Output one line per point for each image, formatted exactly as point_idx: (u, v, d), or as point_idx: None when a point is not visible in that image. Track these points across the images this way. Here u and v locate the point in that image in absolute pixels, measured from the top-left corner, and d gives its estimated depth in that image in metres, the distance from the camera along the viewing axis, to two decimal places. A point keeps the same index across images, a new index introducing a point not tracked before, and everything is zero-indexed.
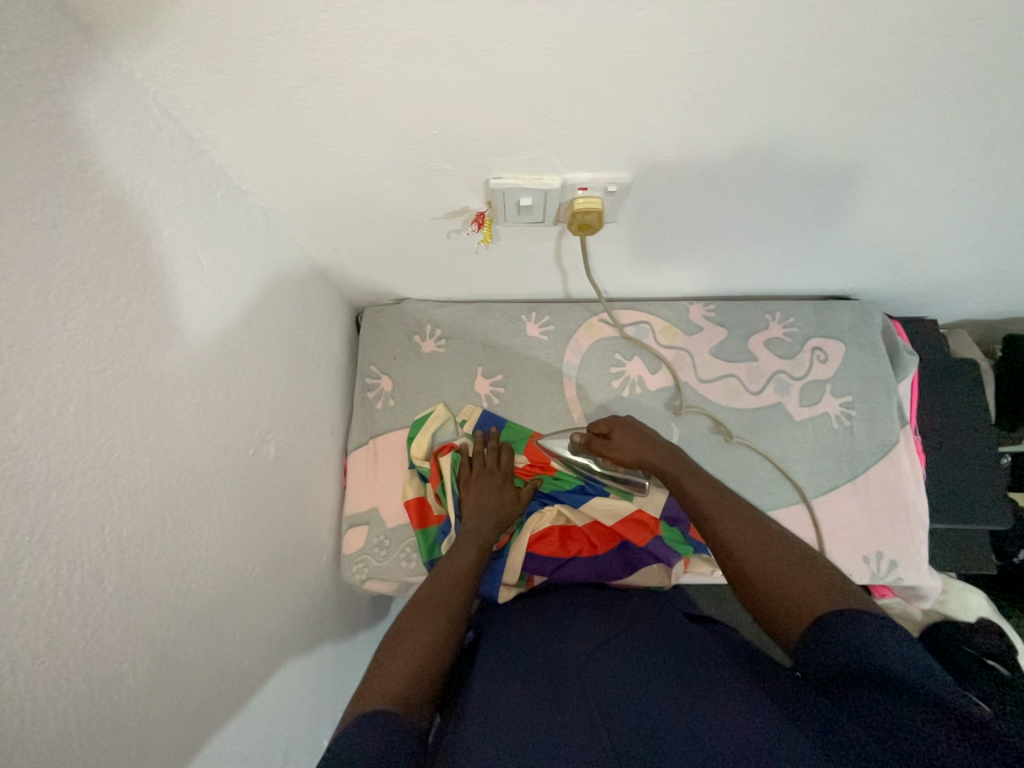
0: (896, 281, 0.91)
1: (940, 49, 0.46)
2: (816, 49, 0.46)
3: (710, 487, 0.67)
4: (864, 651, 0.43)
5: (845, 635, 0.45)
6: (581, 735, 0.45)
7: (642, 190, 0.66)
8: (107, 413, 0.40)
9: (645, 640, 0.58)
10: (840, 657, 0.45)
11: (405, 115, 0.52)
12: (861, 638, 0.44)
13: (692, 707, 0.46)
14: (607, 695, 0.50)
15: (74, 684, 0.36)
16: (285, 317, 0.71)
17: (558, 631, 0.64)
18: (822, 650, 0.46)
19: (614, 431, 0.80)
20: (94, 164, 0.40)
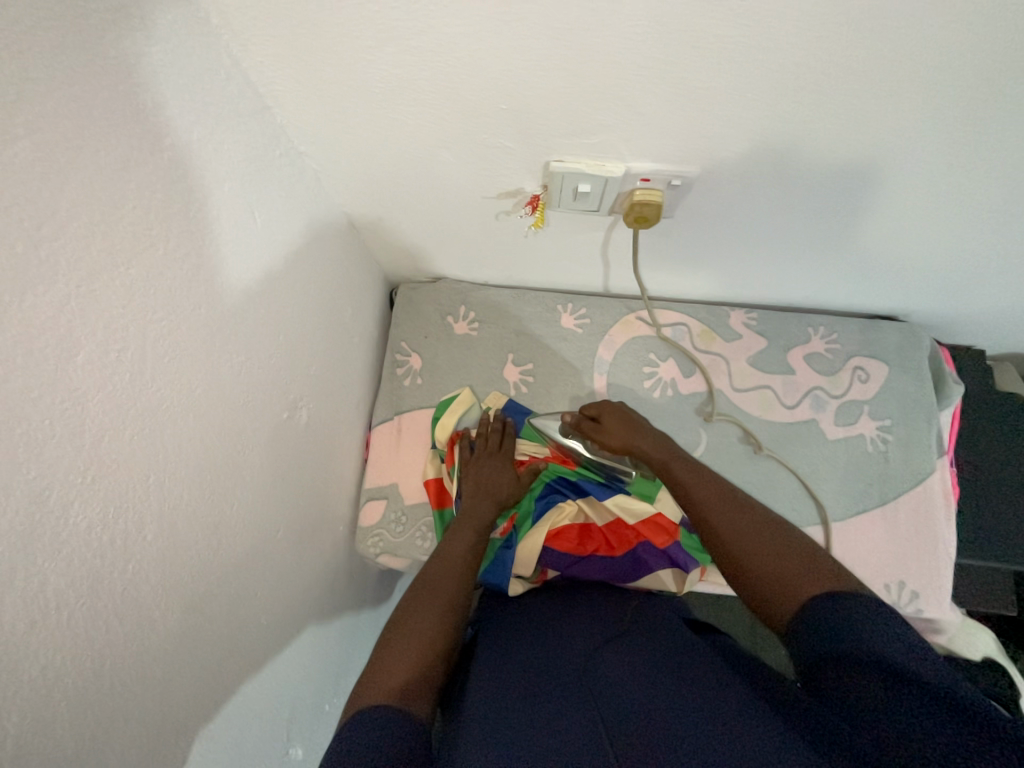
0: (951, 306, 0.87)
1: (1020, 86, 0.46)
2: (917, 51, 0.43)
3: (698, 475, 0.66)
4: (859, 641, 0.43)
5: (837, 623, 0.45)
6: (583, 733, 0.44)
7: (704, 187, 0.64)
8: (159, 361, 0.40)
9: (653, 641, 0.57)
10: (833, 645, 0.44)
11: (474, 87, 0.50)
12: (858, 630, 0.43)
13: (705, 703, 0.46)
14: (614, 693, 0.49)
15: (110, 627, 0.37)
16: (326, 284, 0.71)
17: (560, 629, 0.62)
18: (811, 639, 0.46)
19: (604, 416, 0.79)
20: (166, 109, 0.40)
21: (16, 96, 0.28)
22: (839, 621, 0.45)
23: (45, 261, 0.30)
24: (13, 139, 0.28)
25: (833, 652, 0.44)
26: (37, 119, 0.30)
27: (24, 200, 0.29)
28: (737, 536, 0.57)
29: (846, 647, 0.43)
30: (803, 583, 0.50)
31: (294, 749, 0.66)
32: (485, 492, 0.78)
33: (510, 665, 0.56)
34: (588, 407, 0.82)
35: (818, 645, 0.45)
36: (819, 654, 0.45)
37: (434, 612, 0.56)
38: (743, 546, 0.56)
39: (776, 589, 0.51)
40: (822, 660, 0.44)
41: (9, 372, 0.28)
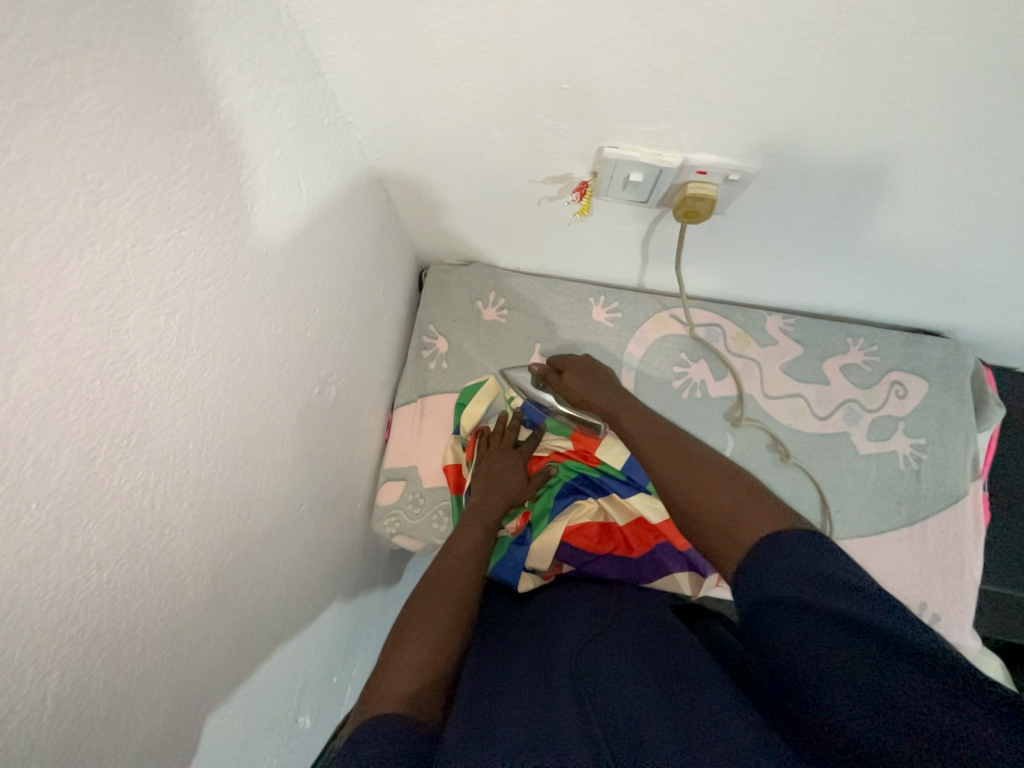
0: (1000, 325, 0.84)
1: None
2: (1017, 46, 0.40)
3: (650, 424, 0.64)
4: (810, 585, 0.40)
5: (777, 562, 0.42)
6: (574, 715, 0.40)
7: (762, 183, 0.61)
8: (203, 328, 0.39)
9: (632, 634, 0.55)
10: (794, 591, 0.40)
11: (537, 63, 0.49)
12: (818, 576, 0.40)
13: (699, 697, 0.42)
14: (599, 684, 0.45)
15: (144, 591, 0.37)
16: (362, 260, 0.70)
17: (551, 627, 0.59)
18: (756, 584, 0.43)
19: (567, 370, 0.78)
20: (226, 69, 0.39)
21: (85, 42, 0.27)
22: (790, 560, 0.42)
23: (105, 216, 0.29)
24: (81, 87, 0.27)
25: (781, 596, 0.41)
26: (105, 69, 0.29)
27: (87, 153, 0.28)
28: (685, 484, 0.55)
29: (792, 590, 0.40)
30: (748, 524, 0.47)
31: (302, 718, 0.67)
32: (497, 491, 0.76)
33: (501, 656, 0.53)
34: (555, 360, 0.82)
35: (775, 591, 0.41)
36: (764, 597, 0.42)
37: (440, 619, 0.54)
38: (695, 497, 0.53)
39: (722, 531, 0.49)
40: (768, 603, 0.41)
41: (65, 330, 0.28)
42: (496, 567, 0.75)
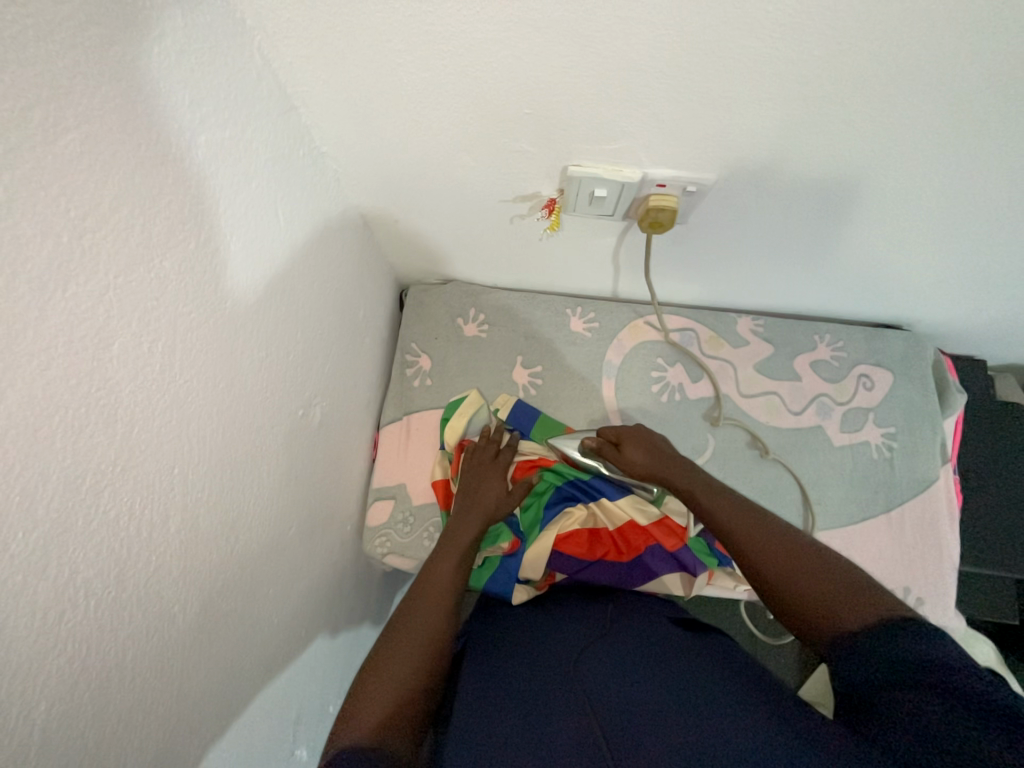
0: (954, 316, 0.89)
1: (985, 102, 0.49)
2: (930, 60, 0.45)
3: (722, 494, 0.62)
4: (914, 666, 0.38)
5: (875, 649, 0.41)
6: (572, 722, 0.44)
7: (719, 193, 0.65)
8: (187, 354, 0.40)
9: (629, 637, 0.56)
10: (878, 672, 0.40)
11: (500, 91, 0.52)
12: (894, 650, 0.40)
13: (695, 701, 0.44)
14: (598, 688, 0.48)
15: (133, 619, 0.37)
16: (342, 283, 0.71)
17: (550, 628, 0.62)
18: (851, 658, 0.42)
19: (625, 443, 0.75)
20: (203, 107, 0.41)
21: (69, 88, 0.29)
22: (887, 644, 0.40)
23: (88, 249, 0.31)
24: (65, 128, 0.29)
25: (882, 675, 0.39)
26: (87, 112, 0.30)
27: (70, 190, 0.29)
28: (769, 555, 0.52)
29: (869, 669, 0.40)
30: (846, 607, 0.45)
31: (299, 750, 0.65)
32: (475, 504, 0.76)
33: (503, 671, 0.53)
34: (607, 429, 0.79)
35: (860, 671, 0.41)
36: (863, 678, 0.40)
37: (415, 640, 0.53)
38: (783, 570, 0.50)
39: (814, 608, 0.46)
40: (866, 686, 0.40)
41: (50, 359, 0.29)
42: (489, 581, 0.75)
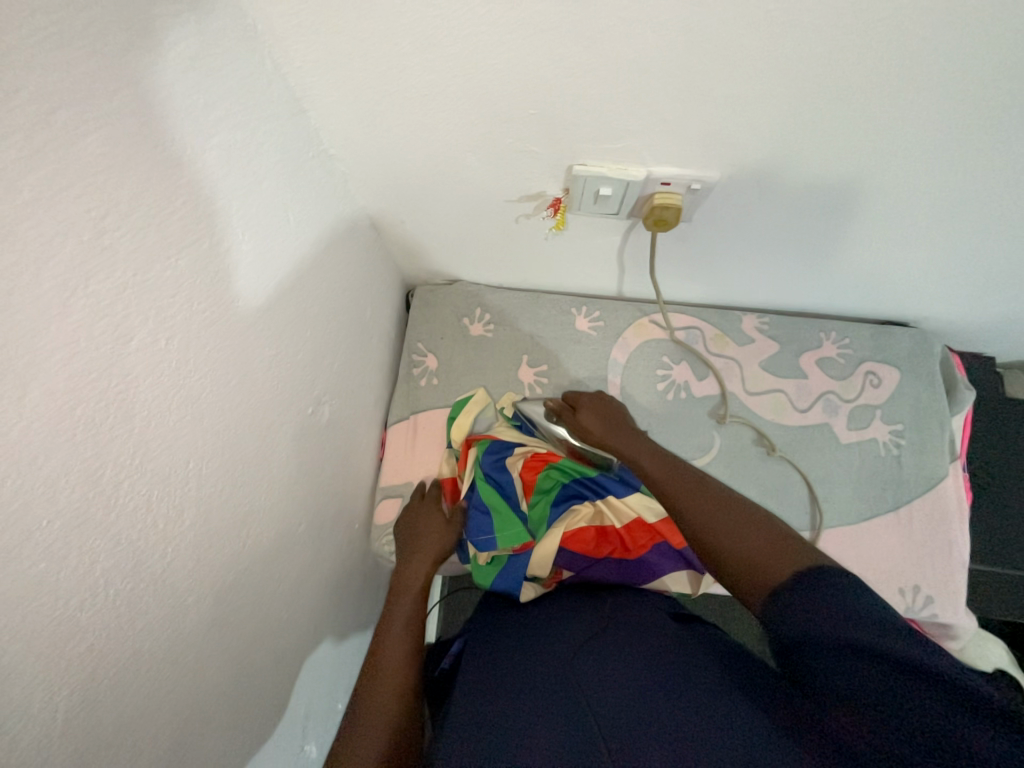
0: (962, 312, 0.88)
1: (988, 98, 0.49)
2: (932, 56, 0.45)
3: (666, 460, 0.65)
4: (847, 626, 0.39)
5: (812, 606, 0.42)
6: (566, 727, 0.42)
7: (723, 191, 0.65)
8: (201, 351, 0.41)
9: (626, 637, 0.54)
10: (817, 627, 0.40)
11: (505, 91, 0.53)
12: (837, 610, 0.40)
13: (690, 696, 0.44)
14: (592, 688, 0.46)
15: (149, 610, 0.38)
16: (349, 283, 0.72)
17: (544, 632, 0.60)
18: (780, 624, 0.43)
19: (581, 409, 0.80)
20: (216, 110, 0.42)
21: (90, 92, 0.30)
22: (818, 604, 0.41)
23: (108, 248, 0.32)
24: (84, 131, 0.30)
25: (809, 633, 0.40)
26: (106, 115, 0.31)
27: (91, 192, 0.30)
28: (711, 522, 0.54)
29: (815, 628, 0.40)
30: (777, 570, 0.47)
31: (308, 746, 0.66)
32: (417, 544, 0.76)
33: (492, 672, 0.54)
34: (568, 395, 0.85)
35: (799, 629, 0.41)
36: (798, 638, 0.41)
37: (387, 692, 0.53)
38: (720, 533, 0.53)
39: (748, 567, 0.49)
40: (806, 642, 0.40)
41: (73, 354, 0.30)
42: (496, 580, 0.75)
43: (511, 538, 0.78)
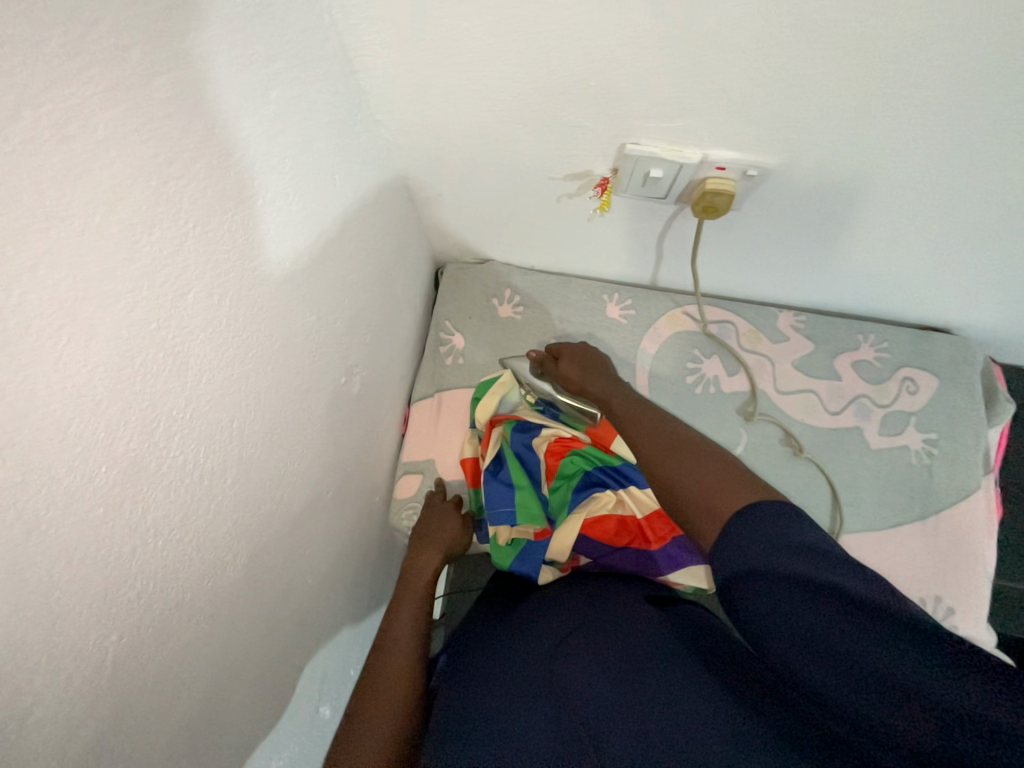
0: (1010, 322, 0.85)
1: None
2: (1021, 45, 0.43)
3: (632, 405, 0.68)
4: (784, 558, 0.40)
5: (752, 536, 0.43)
6: (563, 722, 0.42)
7: (778, 180, 0.63)
8: (250, 309, 0.41)
9: (615, 621, 0.54)
10: (757, 558, 0.41)
11: (565, 61, 0.51)
12: (774, 538, 0.41)
13: (669, 687, 0.42)
14: (582, 676, 0.46)
15: (192, 563, 0.38)
16: (385, 255, 0.72)
17: (534, 618, 0.61)
18: (724, 557, 0.44)
19: (563, 357, 0.81)
20: (275, 63, 0.41)
21: (162, 32, 0.29)
22: (753, 531, 0.43)
23: (172, 196, 0.31)
24: (155, 73, 0.29)
25: (749, 566, 0.41)
26: (177, 59, 0.31)
27: (159, 138, 0.30)
28: (674, 465, 0.55)
29: (757, 561, 0.41)
30: (729, 503, 0.47)
31: (323, 709, 0.67)
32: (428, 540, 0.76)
33: (480, 659, 0.55)
34: (552, 346, 0.85)
35: (740, 560, 0.42)
36: (736, 569, 0.42)
37: (393, 683, 0.54)
38: (681, 476, 0.53)
39: (703, 508, 0.49)
40: (747, 574, 0.41)
41: (136, 301, 0.29)
42: (516, 561, 0.75)
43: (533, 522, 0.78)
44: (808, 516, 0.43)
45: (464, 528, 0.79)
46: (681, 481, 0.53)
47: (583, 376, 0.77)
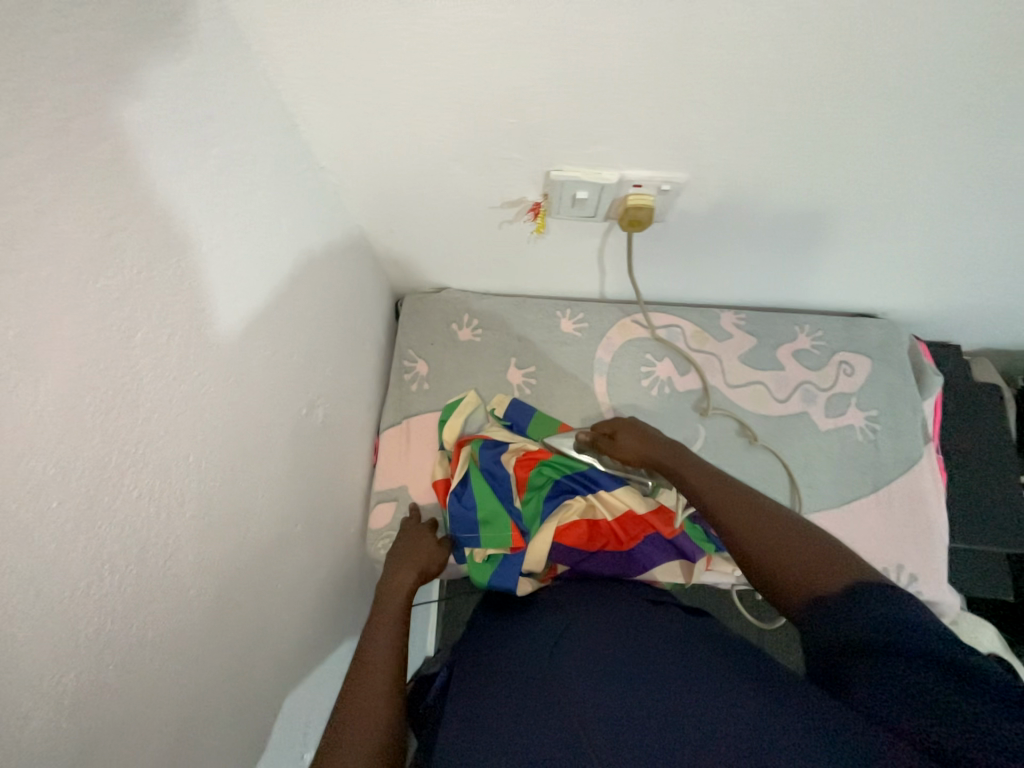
0: (925, 302, 0.93)
1: (927, 95, 0.54)
2: (864, 64, 0.51)
3: (709, 474, 0.65)
4: (881, 628, 0.40)
5: (850, 612, 0.43)
6: (558, 704, 0.45)
7: (692, 192, 0.69)
8: (203, 347, 0.44)
9: (604, 616, 0.59)
10: (855, 633, 0.42)
11: (486, 104, 0.57)
12: (873, 613, 0.42)
13: (667, 683, 0.45)
14: (573, 665, 0.50)
15: (152, 598, 0.38)
16: (342, 292, 0.75)
17: (526, 619, 0.65)
18: (814, 625, 0.45)
19: (618, 432, 0.81)
20: (216, 120, 0.45)
21: (103, 104, 0.33)
22: (853, 610, 0.43)
23: (115, 246, 0.34)
24: (99, 138, 0.33)
25: (849, 639, 0.42)
26: (116, 124, 0.34)
27: (101, 194, 0.33)
28: (757, 536, 0.54)
29: (856, 632, 0.42)
30: (811, 568, 0.49)
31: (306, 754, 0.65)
32: (404, 560, 0.76)
33: (480, 658, 0.59)
34: (600, 424, 0.85)
35: (838, 633, 0.43)
36: (833, 642, 0.43)
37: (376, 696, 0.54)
38: (762, 546, 0.53)
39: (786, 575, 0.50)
40: (846, 647, 0.42)
41: (83, 342, 0.32)
42: (494, 575, 0.77)
43: (507, 536, 0.80)
44: (910, 594, 0.42)
45: (439, 547, 0.80)
46: (762, 553, 0.53)
47: (643, 447, 0.76)
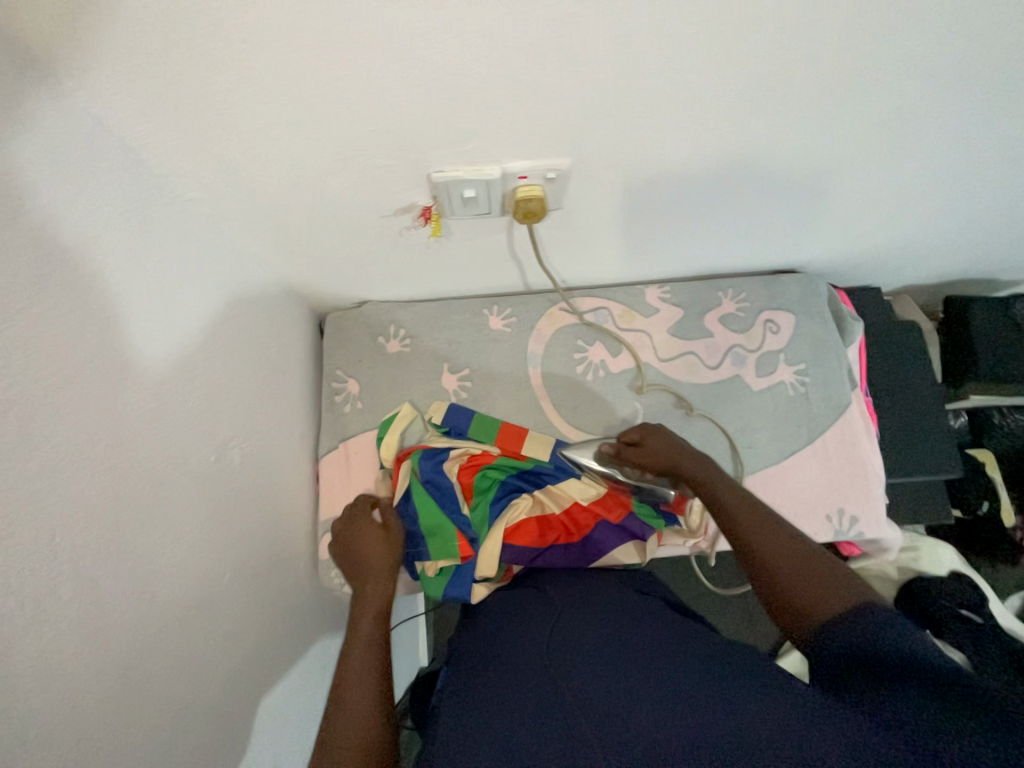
0: (836, 252, 0.96)
1: (778, 58, 0.54)
2: (706, 36, 0.51)
3: (744, 497, 0.64)
4: (877, 647, 0.41)
5: (852, 633, 0.44)
6: (547, 700, 0.47)
7: (580, 175, 0.68)
8: (54, 418, 0.41)
9: (597, 612, 0.61)
10: (853, 647, 0.43)
11: (344, 117, 0.55)
12: (871, 632, 0.42)
13: (659, 672, 0.48)
14: (564, 661, 0.52)
15: (31, 694, 0.36)
16: (248, 326, 0.72)
17: (520, 611, 0.66)
18: (821, 641, 0.46)
19: (647, 438, 0.79)
20: (26, 172, 0.42)
21: None
22: (853, 630, 0.44)
23: None
24: None
25: (847, 650, 0.43)
26: None
27: None
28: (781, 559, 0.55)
29: (855, 645, 0.43)
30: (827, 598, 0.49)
31: None
32: None
33: (478, 660, 0.60)
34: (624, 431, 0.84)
35: (837, 648, 0.44)
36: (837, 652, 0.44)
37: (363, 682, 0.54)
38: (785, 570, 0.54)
39: (799, 601, 0.51)
40: (846, 657, 0.43)
41: None
42: (448, 587, 0.77)
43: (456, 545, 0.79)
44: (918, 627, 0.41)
45: None
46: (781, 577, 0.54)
47: (675, 455, 0.74)
